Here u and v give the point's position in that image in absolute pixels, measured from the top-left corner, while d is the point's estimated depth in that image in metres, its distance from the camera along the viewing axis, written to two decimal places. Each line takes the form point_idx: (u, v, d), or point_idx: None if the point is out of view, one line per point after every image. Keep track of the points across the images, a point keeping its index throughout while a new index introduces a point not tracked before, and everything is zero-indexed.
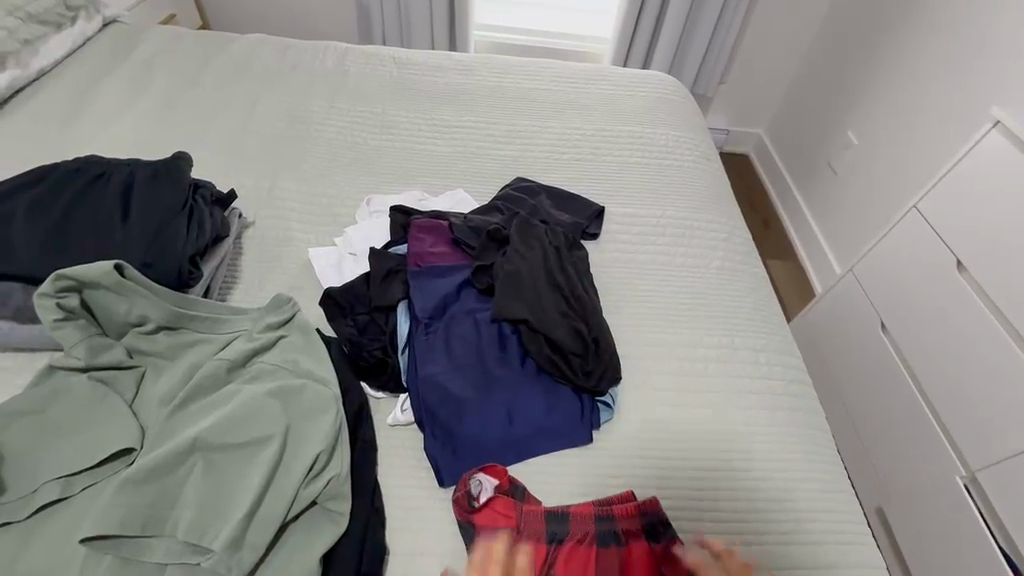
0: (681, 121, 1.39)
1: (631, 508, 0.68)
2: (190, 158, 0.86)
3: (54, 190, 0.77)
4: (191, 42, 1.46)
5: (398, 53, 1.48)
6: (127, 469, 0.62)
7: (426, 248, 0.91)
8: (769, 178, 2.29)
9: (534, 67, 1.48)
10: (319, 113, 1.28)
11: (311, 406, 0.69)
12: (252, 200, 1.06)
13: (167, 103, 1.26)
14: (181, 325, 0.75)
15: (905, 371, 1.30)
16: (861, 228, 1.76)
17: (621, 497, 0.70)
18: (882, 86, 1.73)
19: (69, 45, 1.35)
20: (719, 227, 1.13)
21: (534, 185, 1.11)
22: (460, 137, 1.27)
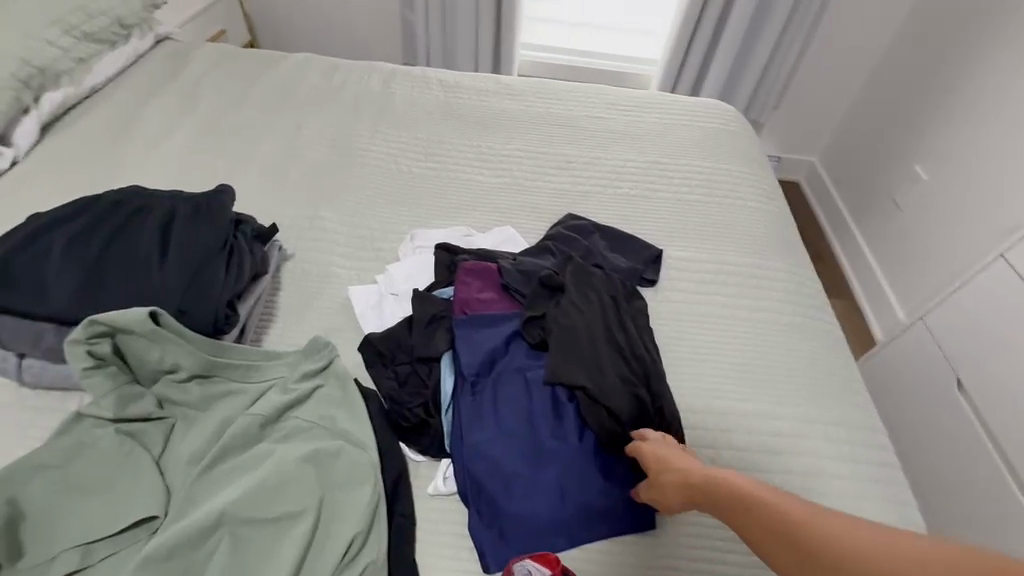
0: (742, 154, 1.30)
1: None
2: (232, 192, 0.82)
3: (94, 223, 0.74)
4: (239, 62, 1.45)
5: (445, 76, 1.44)
6: (151, 540, 0.57)
7: (473, 294, 0.85)
8: (822, 209, 2.17)
9: (585, 93, 1.41)
10: (364, 138, 1.24)
11: (347, 475, 0.63)
12: (293, 230, 1.02)
13: (213, 124, 1.25)
14: (215, 374, 0.70)
15: (988, 440, 1.17)
16: (930, 271, 1.63)
17: None
18: (959, 120, 1.60)
19: (121, 63, 1.36)
20: (786, 275, 1.03)
21: (586, 224, 1.04)
22: (507, 167, 1.21)
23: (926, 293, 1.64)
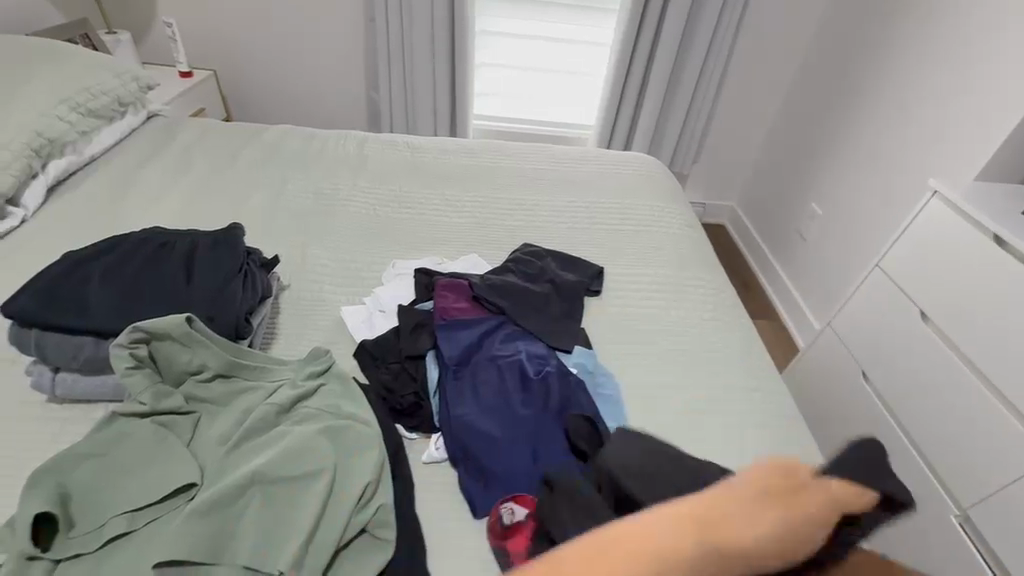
0: (664, 194, 1.57)
1: None
2: (244, 230, 0.98)
3: (129, 257, 0.89)
4: (227, 132, 1.64)
5: (411, 140, 1.67)
6: (191, 502, 0.68)
7: (450, 304, 1.02)
8: (744, 244, 2.49)
9: (532, 151, 1.68)
10: (344, 191, 1.43)
11: (356, 443, 0.76)
12: (288, 265, 1.17)
13: (206, 182, 1.41)
14: (235, 374, 0.82)
15: (885, 409, 1.34)
16: (833, 287, 1.93)
17: None
18: (836, 162, 1.96)
19: (117, 135, 1.52)
20: (706, 283, 1.26)
21: (540, 250, 1.24)
22: (470, 210, 1.42)
23: (832, 304, 1.93)
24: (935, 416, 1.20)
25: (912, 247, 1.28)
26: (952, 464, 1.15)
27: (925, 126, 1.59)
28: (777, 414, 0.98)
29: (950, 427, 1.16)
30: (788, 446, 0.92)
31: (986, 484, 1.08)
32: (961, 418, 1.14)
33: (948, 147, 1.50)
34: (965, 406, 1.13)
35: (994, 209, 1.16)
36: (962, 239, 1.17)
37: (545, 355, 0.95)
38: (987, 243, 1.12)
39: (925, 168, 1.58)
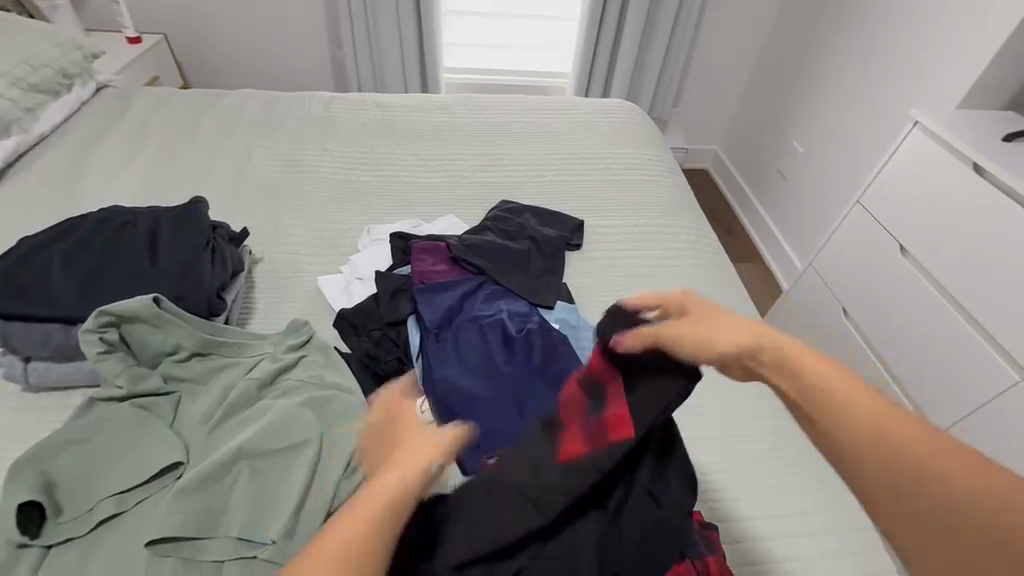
0: (644, 141, 1.53)
1: None
2: (207, 203, 0.94)
3: (88, 238, 0.85)
4: (184, 100, 1.56)
5: (380, 98, 1.60)
6: (178, 480, 0.68)
7: (428, 267, 1.00)
8: (728, 188, 2.47)
9: (506, 102, 1.62)
10: (312, 156, 1.38)
11: (340, 413, 0.76)
12: (259, 237, 1.14)
13: (166, 155, 1.35)
14: (213, 352, 0.81)
15: (865, 341, 1.37)
16: (814, 226, 1.93)
17: None
18: (818, 97, 1.92)
19: (66, 110, 1.43)
20: (688, 230, 1.25)
21: (518, 206, 1.21)
22: (445, 169, 1.38)
23: (813, 243, 1.94)
24: (913, 346, 1.23)
25: (893, 180, 1.27)
26: (930, 391, 1.19)
27: (907, 53, 1.55)
28: None
29: (927, 355, 1.20)
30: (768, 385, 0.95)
31: (962, 407, 1.13)
32: (938, 347, 1.17)
33: (930, 74, 1.47)
34: (942, 335, 1.16)
35: (975, 136, 1.14)
36: (943, 168, 1.16)
37: (526, 312, 0.95)
38: (967, 171, 1.11)
39: (905, 98, 1.55)
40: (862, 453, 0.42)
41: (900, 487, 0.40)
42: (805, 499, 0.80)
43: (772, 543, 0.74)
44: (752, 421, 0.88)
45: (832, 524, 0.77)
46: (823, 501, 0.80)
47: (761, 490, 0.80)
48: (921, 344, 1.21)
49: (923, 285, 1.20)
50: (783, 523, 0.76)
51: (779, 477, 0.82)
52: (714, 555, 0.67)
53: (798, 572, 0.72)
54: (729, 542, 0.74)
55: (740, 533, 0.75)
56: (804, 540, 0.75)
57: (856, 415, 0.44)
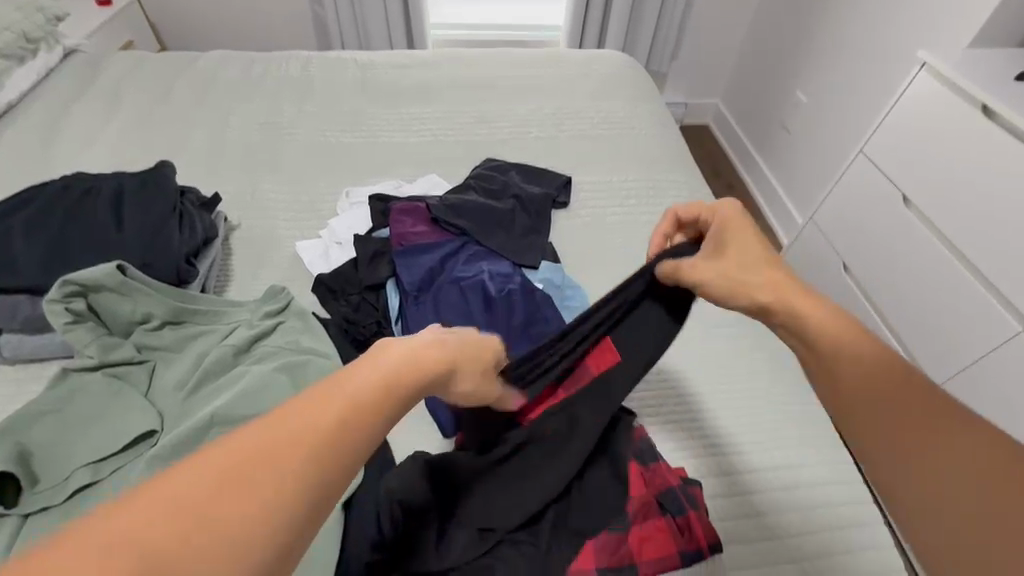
0: (637, 93, 1.46)
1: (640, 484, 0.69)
2: (174, 168, 0.92)
3: (51, 206, 0.83)
4: (155, 63, 1.49)
5: (360, 56, 1.53)
6: (153, 447, 0.67)
7: (407, 229, 0.97)
8: (728, 143, 2.39)
9: (492, 56, 1.54)
10: (290, 118, 1.33)
11: (317, 377, 0.74)
12: (236, 203, 1.11)
13: (138, 121, 1.30)
14: (186, 320, 0.80)
15: (863, 296, 1.34)
16: (816, 179, 1.87)
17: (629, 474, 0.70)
18: (823, 43, 1.81)
19: (33, 77, 1.38)
20: (680, 185, 1.20)
21: (503, 164, 1.17)
22: (428, 128, 1.32)
23: (815, 197, 1.88)
24: (913, 299, 1.20)
25: (897, 127, 1.21)
26: (929, 344, 1.16)
27: None
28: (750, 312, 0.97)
29: (927, 308, 1.16)
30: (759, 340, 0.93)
31: (962, 359, 1.10)
32: (940, 298, 1.13)
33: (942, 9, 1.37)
34: (943, 288, 1.12)
35: (987, 76, 1.07)
36: (951, 112, 1.09)
37: (508, 273, 0.92)
38: (976, 114, 1.05)
39: (914, 39, 1.46)
40: (859, 396, 0.48)
41: (898, 412, 0.46)
42: (793, 452, 0.78)
43: (760, 497, 0.73)
44: (742, 377, 0.87)
45: (821, 476, 0.76)
46: (812, 454, 0.78)
47: (749, 443, 0.79)
48: (921, 297, 1.18)
49: (925, 236, 1.16)
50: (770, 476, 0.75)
51: (767, 434, 0.80)
52: (698, 509, 0.67)
53: (783, 527, 0.71)
54: (715, 496, 0.74)
55: (727, 487, 0.74)
56: (792, 493, 0.74)
57: (851, 348, 0.51)
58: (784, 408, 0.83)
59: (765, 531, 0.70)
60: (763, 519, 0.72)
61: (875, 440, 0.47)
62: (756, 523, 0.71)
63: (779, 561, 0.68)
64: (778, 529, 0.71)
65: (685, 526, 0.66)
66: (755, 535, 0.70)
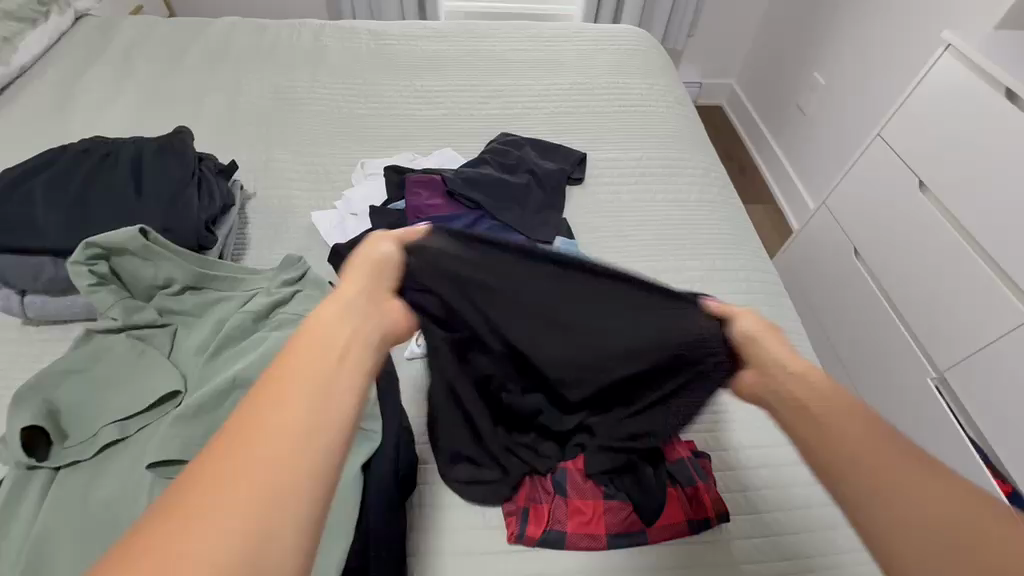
0: (654, 70, 1.44)
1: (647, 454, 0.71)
2: (191, 133, 0.92)
3: (72, 171, 0.83)
4: (168, 29, 1.48)
5: (374, 26, 1.50)
6: (177, 407, 0.69)
7: (423, 202, 0.97)
8: (742, 125, 2.36)
9: (507, 29, 1.52)
10: (304, 88, 1.32)
11: None
12: (251, 173, 1.11)
13: (152, 87, 1.29)
14: (206, 286, 0.81)
15: (873, 281, 1.34)
16: (830, 164, 1.85)
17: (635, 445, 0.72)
18: (844, 23, 1.77)
19: (45, 40, 1.37)
20: (695, 164, 1.20)
21: (518, 139, 1.16)
22: (442, 100, 1.31)
23: (827, 182, 1.87)
24: (922, 286, 1.20)
25: (918, 111, 1.19)
26: (937, 331, 1.17)
27: None
28: (761, 293, 0.97)
29: (937, 294, 1.16)
30: (770, 321, 0.93)
31: (969, 347, 1.10)
32: (953, 285, 1.13)
33: None
34: (954, 274, 1.12)
35: (1012, 59, 1.05)
36: (971, 96, 1.08)
37: None
38: (997, 98, 1.03)
39: (939, 21, 1.43)
40: (844, 448, 0.48)
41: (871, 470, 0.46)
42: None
43: (767, 472, 0.75)
44: None
45: None
46: None
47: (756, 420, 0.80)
48: (930, 285, 1.18)
49: (939, 221, 1.15)
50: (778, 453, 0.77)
51: None
52: (707, 480, 0.70)
53: (789, 500, 0.73)
54: (724, 468, 0.75)
55: (734, 460, 0.76)
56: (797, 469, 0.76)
57: (816, 392, 0.53)
58: None
59: (772, 504, 0.72)
60: (771, 492, 0.73)
61: (878, 481, 0.45)
62: (764, 495, 0.73)
63: (784, 533, 0.70)
64: (785, 502, 0.73)
65: (694, 496, 0.69)
66: (763, 507, 0.72)
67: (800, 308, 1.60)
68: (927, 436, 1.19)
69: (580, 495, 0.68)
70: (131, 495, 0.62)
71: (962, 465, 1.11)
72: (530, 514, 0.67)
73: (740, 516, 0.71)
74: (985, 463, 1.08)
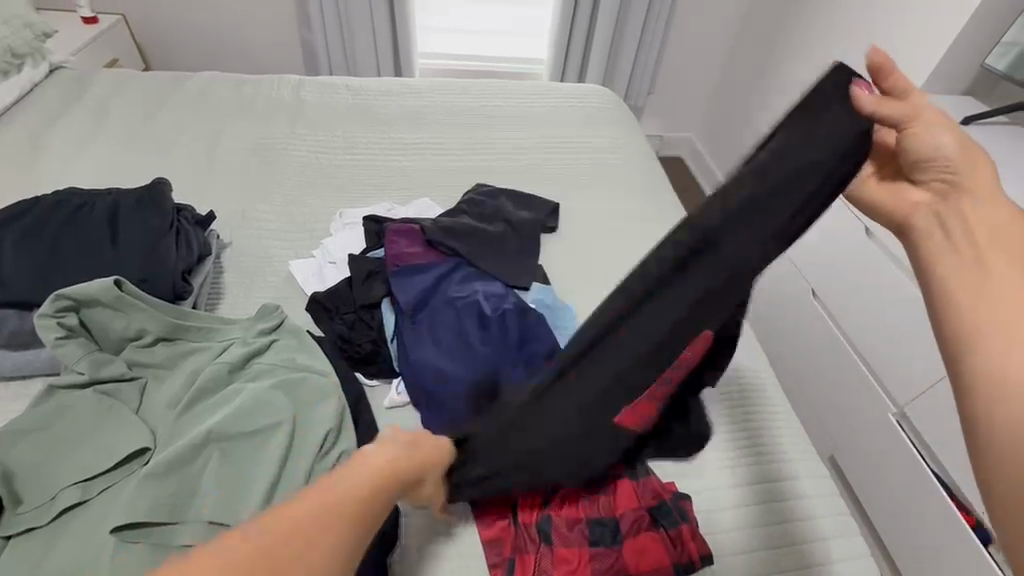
0: (619, 125, 1.54)
1: (631, 498, 0.71)
2: (170, 184, 0.92)
3: (44, 221, 0.83)
4: (146, 81, 1.50)
5: (352, 81, 1.56)
6: (146, 465, 0.66)
7: (402, 250, 0.99)
8: (702, 174, 2.50)
9: (481, 86, 1.60)
10: (283, 140, 1.35)
11: (314, 395, 0.74)
12: (227, 223, 1.11)
13: (126, 138, 1.30)
14: (179, 337, 0.79)
15: (829, 319, 1.41)
16: None
17: (618, 493, 0.72)
18: (789, 87, 1.95)
19: (17, 91, 1.37)
20: (661, 213, 1.26)
21: (494, 190, 1.21)
22: (419, 152, 1.36)
23: None
24: (874, 324, 1.27)
25: None
26: (892, 367, 1.23)
27: (873, 40, 1.58)
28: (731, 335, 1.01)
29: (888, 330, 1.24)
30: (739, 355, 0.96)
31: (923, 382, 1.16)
32: (902, 325, 1.20)
33: (897, 57, 1.50)
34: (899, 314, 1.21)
35: None
36: None
37: (502, 293, 0.93)
38: None
39: None
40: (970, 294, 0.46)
41: None
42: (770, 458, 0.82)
43: (763, 509, 0.77)
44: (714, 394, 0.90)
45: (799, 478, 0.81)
46: (787, 459, 0.83)
47: (732, 463, 0.81)
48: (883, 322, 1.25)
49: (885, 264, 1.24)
50: (779, 487, 0.79)
51: (746, 446, 0.83)
52: (689, 522, 0.70)
53: (782, 540, 0.74)
54: (730, 506, 0.77)
55: (735, 500, 0.77)
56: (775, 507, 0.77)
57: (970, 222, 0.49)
58: (748, 415, 0.87)
59: (778, 540, 0.74)
60: (777, 526, 0.76)
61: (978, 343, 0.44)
62: (766, 535, 0.75)
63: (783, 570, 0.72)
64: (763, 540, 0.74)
65: (678, 539, 0.69)
66: (773, 543, 0.74)
67: (766, 347, 1.66)
68: (892, 469, 1.23)
69: (564, 543, 0.67)
70: (91, 562, 0.58)
71: (927, 497, 1.15)
72: (515, 565, 0.66)
73: (750, 556, 0.73)
74: (946, 492, 1.12)
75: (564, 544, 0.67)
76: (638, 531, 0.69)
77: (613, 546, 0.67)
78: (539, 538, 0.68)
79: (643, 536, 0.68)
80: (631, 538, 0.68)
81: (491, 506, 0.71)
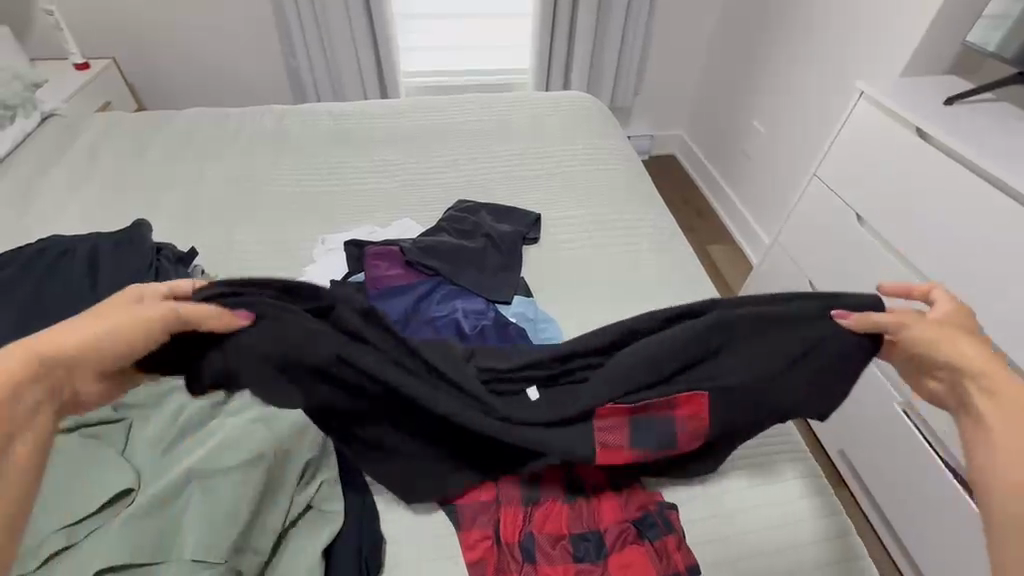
0: (600, 130, 1.54)
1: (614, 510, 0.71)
2: (149, 224, 0.94)
3: (27, 270, 0.85)
4: (134, 122, 1.54)
5: (334, 107, 1.59)
6: (129, 506, 0.66)
7: (381, 273, 1.01)
8: (694, 171, 2.49)
9: (461, 101, 1.62)
10: (267, 170, 1.37)
11: (297, 424, 0.74)
12: (213, 256, 1.13)
13: (114, 179, 1.33)
14: None
15: None
16: (778, 201, 1.95)
17: (601, 507, 0.72)
18: (774, 77, 1.93)
19: (11, 140, 1.42)
20: (643, 215, 1.26)
21: (474, 205, 1.21)
22: (400, 173, 1.37)
23: (779, 217, 1.96)
24: None
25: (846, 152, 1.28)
26: None
27: (852, 25, 1.56)
28: None
29: None
30: None
31: None
32: None
33: (878, 41, 1.48)
34: None
35: (920, 104, 1.16)
36: (887, 136, 1.17)
37: (482, 309, 0.96)
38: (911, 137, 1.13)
39: (854, 71, 1.57)
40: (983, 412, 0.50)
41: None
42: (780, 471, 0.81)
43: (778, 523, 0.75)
44: None
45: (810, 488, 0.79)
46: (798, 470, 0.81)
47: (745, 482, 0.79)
48: None
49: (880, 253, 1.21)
50: (817, 481, 0.80)
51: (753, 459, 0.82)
52: (675, 533, 0.70)
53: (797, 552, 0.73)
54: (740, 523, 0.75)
55: (773, 495, 0.77)
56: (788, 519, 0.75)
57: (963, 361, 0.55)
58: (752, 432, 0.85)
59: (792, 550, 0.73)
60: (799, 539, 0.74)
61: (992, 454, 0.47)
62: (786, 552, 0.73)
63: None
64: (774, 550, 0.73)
65: (663, 551, 0.68)
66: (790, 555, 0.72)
67: None
68: (903, 459, 1.20)
69: (547, 561, 0.67)
70: None
71: (938, 488, 1.12)
72: None
73: (793, 546, 0.73)
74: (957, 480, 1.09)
75: (550, 561, 0.67)
76: (623, 543, 0.68)
77: (597, 561, 0.67)
78: (523, 556, 0.68)
79: (627, 550, 0.68)
80: (616, 551, 0.68)
81: (475, 526, 0.71)
